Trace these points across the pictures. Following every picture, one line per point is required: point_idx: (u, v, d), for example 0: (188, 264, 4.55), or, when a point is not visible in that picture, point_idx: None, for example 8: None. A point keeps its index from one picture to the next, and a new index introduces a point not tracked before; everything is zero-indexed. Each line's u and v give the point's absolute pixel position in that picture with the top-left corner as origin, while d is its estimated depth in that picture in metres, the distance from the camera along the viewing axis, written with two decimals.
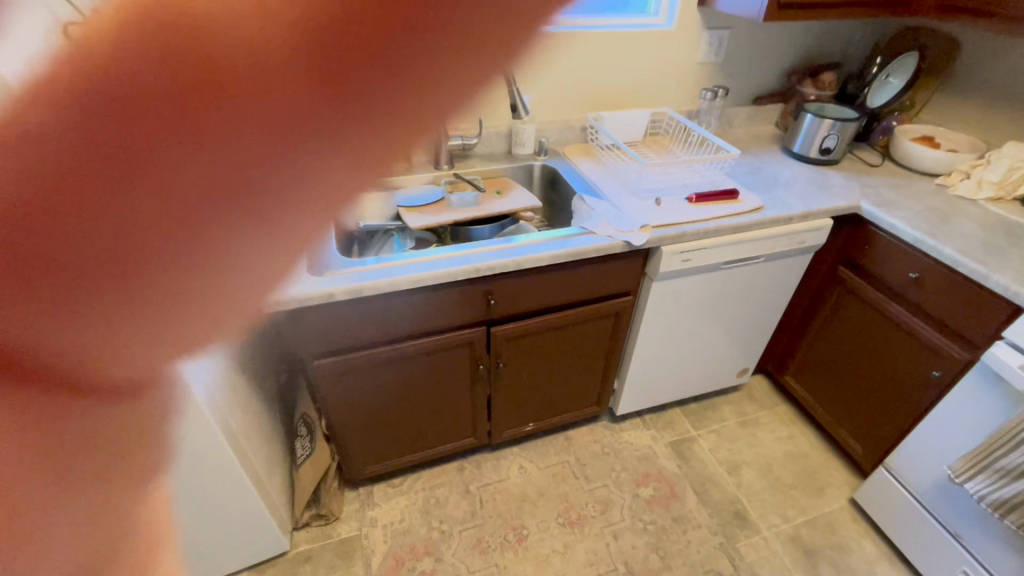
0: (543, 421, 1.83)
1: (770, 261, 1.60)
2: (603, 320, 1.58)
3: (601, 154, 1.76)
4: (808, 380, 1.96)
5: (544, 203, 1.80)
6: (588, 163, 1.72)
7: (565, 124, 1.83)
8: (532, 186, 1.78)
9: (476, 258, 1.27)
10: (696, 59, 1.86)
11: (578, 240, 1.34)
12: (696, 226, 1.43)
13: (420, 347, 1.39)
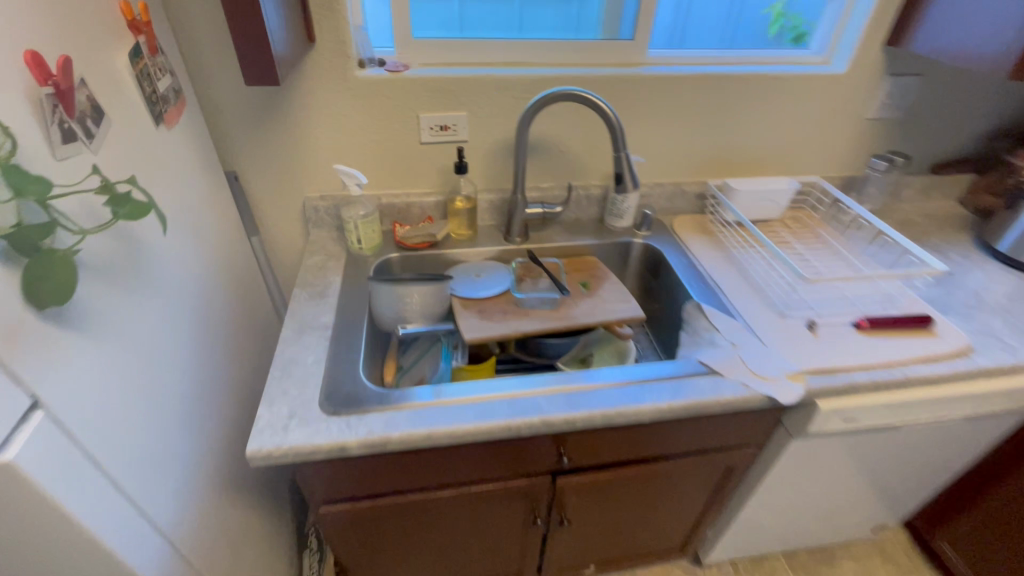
0: (607, 567, 1.42)
1: (969, 420, 1.11)
2: (710, 473, 1.15)
3: (724, 239, 1.33)
4: (976, 558, 1.44)
5: (639, 291, 1.40)
6: (707, 251, 1.29)
7: (676, 190, 1.41)
8: (626, 268, 1.39)
9: (546, 405, 0.89)
10: (866, 115, 1.38)
11: (693, 388, 0.93)
12: (872, 373, 0.98)
13: (458, 499, 1.03)
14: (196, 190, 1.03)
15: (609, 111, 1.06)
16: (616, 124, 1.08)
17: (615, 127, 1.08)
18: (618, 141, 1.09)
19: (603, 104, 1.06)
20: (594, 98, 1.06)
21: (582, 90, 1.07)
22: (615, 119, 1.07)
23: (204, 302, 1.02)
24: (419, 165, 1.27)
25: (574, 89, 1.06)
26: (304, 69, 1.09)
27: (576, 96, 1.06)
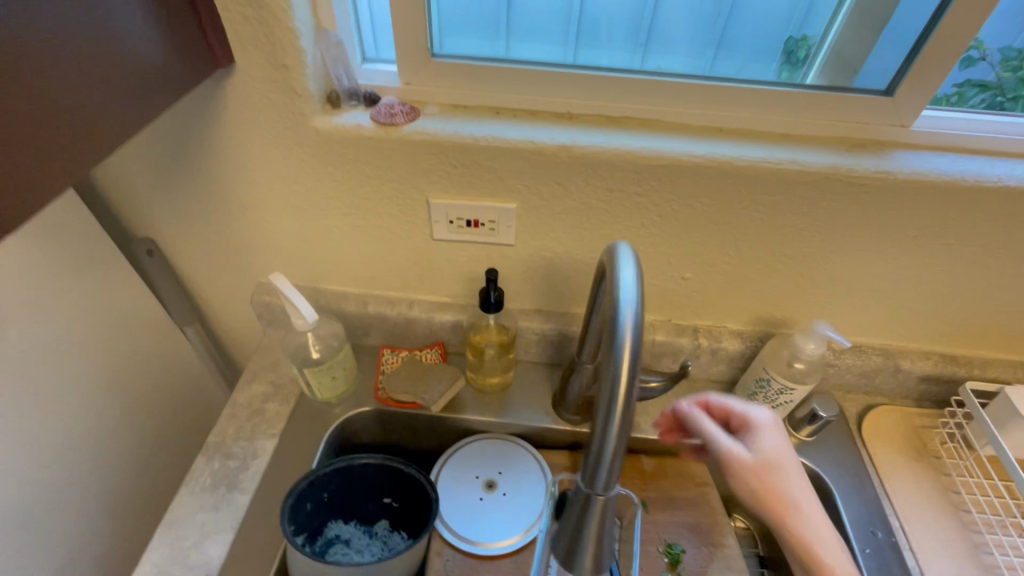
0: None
1: None
2: None
3: (965, 501, 0.70)
4: None
5: (767, 517, 0.82)
6: (927, 527, 0.68)
7: (886, 366, 0.76)
8: None
9: None
10: None
11: None
12: None
13: None
14: (29, 315, 0.61)
15: (608, 388, 0.39)
16: (603, 426, 0.40)
17: (594, 429, 0.40)
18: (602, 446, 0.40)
19: (618, 363, 0.39)
20: (616, 338, 0.40)
21: (621, 298, 0.41)
22: (614, 416, 0.39)
23: (37, 505, 0.62)
24: (430, 268, 0.75)
25: (626, 266, 0.44)
26: (224, 110, 0.59)
27: (608, 304, 0.42)
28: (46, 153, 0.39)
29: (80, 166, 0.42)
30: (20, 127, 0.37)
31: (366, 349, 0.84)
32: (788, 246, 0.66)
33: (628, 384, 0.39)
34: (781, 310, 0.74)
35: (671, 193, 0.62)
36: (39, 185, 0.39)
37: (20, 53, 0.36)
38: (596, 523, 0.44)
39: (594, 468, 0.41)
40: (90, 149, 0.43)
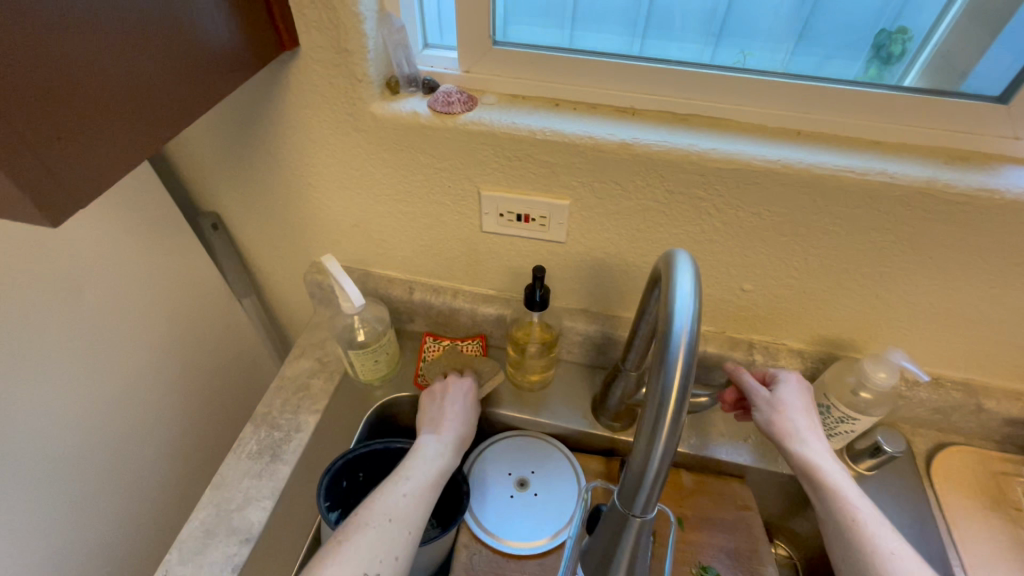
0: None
1: None
2: None
3: None
4: None
5: (811, 547, 0.77)
6: None
7: (967, 403, 0.69)
8: (800, 508, 0.75)
9: None
10: None
11: None
12: None
13: None
14: (103, 279, 0.65)
15: (656, 404, 0.37)
16: (647, 443, 0.37)
17: (637, 446, 0.38)
18: (640, 460, 0.37)
19: (668, 379, 0.37)
20: (668, 352, 0.37)
21: (677, 309, 0.38)
22: (661, 435, 0.37)
23: (98, 454, 0.67)
24: (478, 260, 0.74)
25: (687, 271, 0.41)
26: (287, 92, 0.60)
27: (660, 312, 0.40)
28: (106, 142, 0.40)
29: (140, 148, 0.43)
30: (82, 108, 0.37)
31: (409, 333, 0.85)
32: (864, 264, 0.60)
33: (677, 402, 0.37)
34: (850, 331, 0.68)
35: (738, 199, 0.58)
36: (88, 171, 0.39)
37: (85, 34, 0.36)
38: (630, 545, 0.40)
39: (633, 489, 0.38)
40: (148, 135, 0.44)
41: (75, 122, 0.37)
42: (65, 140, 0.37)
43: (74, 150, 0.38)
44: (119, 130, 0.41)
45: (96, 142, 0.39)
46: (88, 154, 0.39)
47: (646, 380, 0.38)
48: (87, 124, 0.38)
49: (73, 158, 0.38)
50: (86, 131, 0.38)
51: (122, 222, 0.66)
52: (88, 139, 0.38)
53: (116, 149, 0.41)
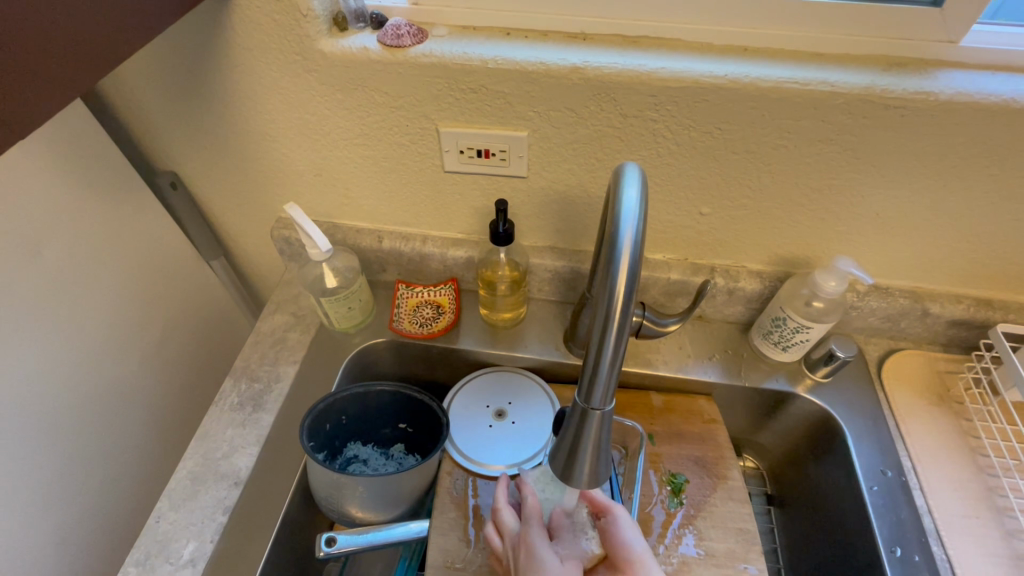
0: None
1: None
2: None
3: (983, 445, 0.69)
4: None
5: (779, 456, 0.82)
6: (940, 467, 0.68)
7: (913, 309, 0.73)
8: (765, 421, 0.80)
9: None
10: None
11: None
12: None
13: None
14: (61, 238, 0.64)
15: (605, 304, 0.39)
16: (600, 340, 0.39)
17: (591, 345, 0.40)
18: (596, 355, 0.40)
19: (615, 280, 0.39)
20: (615, 253, 0.39)
21: (623, 214, 0.40)
22: (612, 332, 0.39)
23: (75, 414, 0.68)
24: (444, 202, 0.74)
25: (633, 181, 0.43)
26: (229, 34, 0.59)
27: (608, 220, 0.41)
28: (44, 84, 0.40)
29: (78, 84, 0.43)
30: (19, 46, 0.37)
31: (382, 284, 0.86)
32: (812, 178, 0.63)
33: (626, 300, 0.39)
34: (803, 248, 0.71)
35: (689, 119, 0.59)
36: (27, 114, 0.39)
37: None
38: (593, 439, 0.43)
39: (591, 382, 0.41)
40: (86, 76, 0.43)
41: (13, 63, 0.37)
42: (7, 77, 0.37)
43: (13, 92, 0.37)
44: (56, 71, 0.40)
45: (35, 85, 0.39)
46: (27, 96, 0.38)
47: (596, 284, 0.40)
48: (24, 64, 0.38)
49: (13, 101, 0.37)
50: (25, 73, 0.38)
51: (73, 179, 0.65)
52: (27, 81, 0.38)
53: (53, 90, 0.41)
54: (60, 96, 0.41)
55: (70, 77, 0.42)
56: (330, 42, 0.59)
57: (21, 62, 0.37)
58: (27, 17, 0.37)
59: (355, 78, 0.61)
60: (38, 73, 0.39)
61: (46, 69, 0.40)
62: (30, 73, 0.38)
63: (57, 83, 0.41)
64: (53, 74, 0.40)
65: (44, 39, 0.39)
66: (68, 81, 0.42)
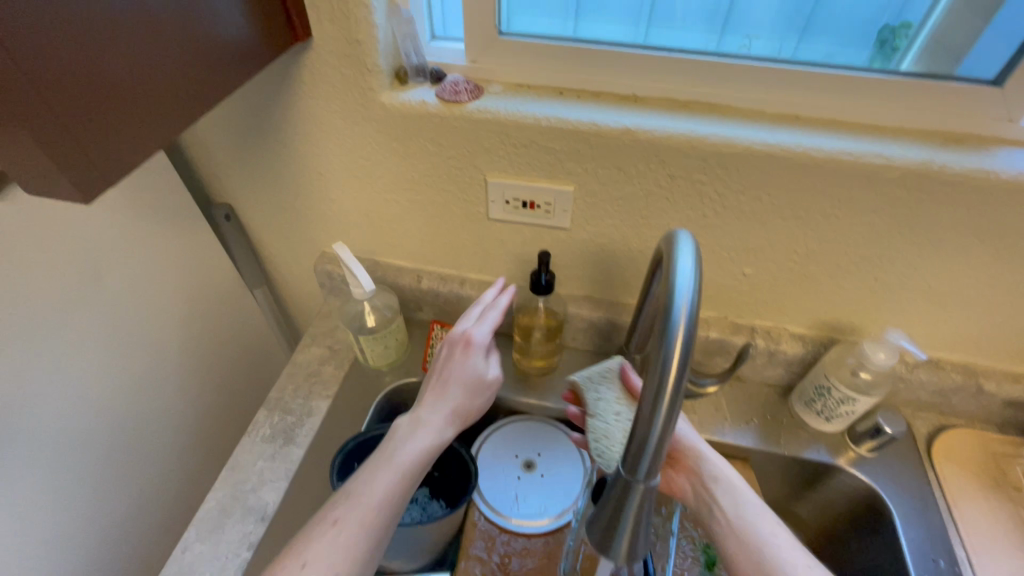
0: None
1: None
2: None
3: None
4: None
5: (816, 530, 0.78)
6: (997, 560, 0.63)
7: (967, 385, 0.70)
8: (803, 491, 0.76)
9: None
10: None
11: None
12: None
13: None
14: (121, 265, 0.67)
15: (658, 374, 0.38)
16: (650, 412, 0.39)
17: (640, 415, 0.39)
18: (644, 427, 0.39)
19: (669, 351, 0.38)
20: (669, 325, 0.39)
21: (678, 285, 0.40)
22: (663, 403, 0.38)
23: (114, 436, 0.69)
24: (485, 248, 0.76)
25: (689, 252, 0.43)
26: (298, 84, 0.62)
27: (662, 288, 0.41)
28: (135, 137, 0.41)
29: (167, 135, 0.45)
30: (111, 104, 0.39)
31: (417, 322, 0.87)
32: (863, 247, 0.61)
33: (679, 371, 0.38)
34: (850, 314, 0.69)
35: (739, 182, 0.59)
36: (118, 165, 0.41)
37: (116, 7, 0.37)
38: (634, 511, 0.42)
39: (638, 454, 0.39)
40: (174, 128, 0.45)
41: (106, 121, 0.39)
42: (99, 133, 0.38)
43: (105, 147, 0.39)
44: (147, 124, 0.42)
45: (127, 139, 0.41)
46: (118, 150, 0.40)
47: (648, 353, 0.39)
48: (117, 120, 0.40)
49: (105, 155, 0.39)
50: (116, 129, 0.40)
51: (139, 208, 0.68)
52: (118, 136, 0.40)
53: (143, 143, 0.42)
54: (148, 148, 0.43)
55: (161, 130, 0.44)
56: (391, 95, 0.62)
57: (114, 119, 0.39)
58: (117, 77, 0.39)
59: (412, 129, 0.63)
60: (130, 127, 0.41)
61: (137, 124, 0.41)
62: (122, 128, 0.40)
63: (147, 137, 0.43)
64: (143, 129, 0.42)
65: (136, 98, 0.41)
66: (158, 134, 0.44)
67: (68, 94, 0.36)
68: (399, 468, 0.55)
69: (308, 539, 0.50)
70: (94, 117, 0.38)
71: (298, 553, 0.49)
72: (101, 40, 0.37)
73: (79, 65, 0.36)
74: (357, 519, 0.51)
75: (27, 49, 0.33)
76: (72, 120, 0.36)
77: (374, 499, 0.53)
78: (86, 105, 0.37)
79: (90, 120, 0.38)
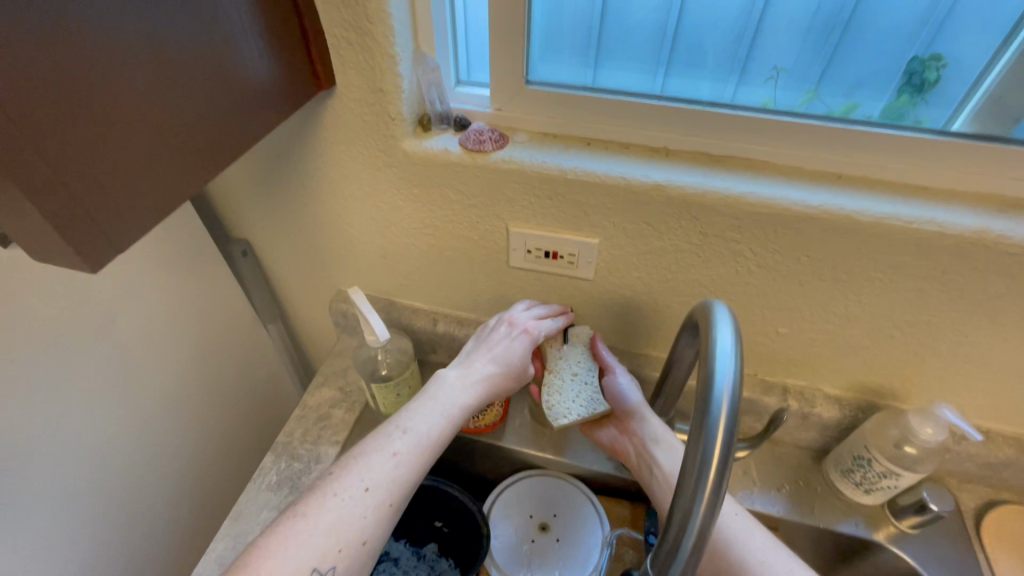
0: None
1: None
2: None
3: None
4: None
5: None
6: None
7: (1020, 461, 0.65)
8: (838, 565, 0.71)
9: None
10: None
11: None
12: None
13: None
14: (136, 306, 0.65)
15: (696, 469, 0.35)
16: (685, 511, 0.35)
17: (676, 512, 0.36)
18: (679, 525, 0.35)
19: (709, 444, 0.35)
20: (709, 415, 0.35)
21: (718, 367, 0.37)
22: (702, 502, 0.35)
23: (121, 484, 0.67)
24: (504, 295, 0.73)
25: (729, 328, 0.39)
26: (320, 129, 0.61)
27: (699, 368, 0.38)
28: (148, 198, 0.40)
29: (184, 192, 0.43)
30: (122, 167, 0.37)
31: (431, 365, 0.84)
32: (908, 313, 0.58)
33: (720, 466, 0.35)
34: (892, 380, 0.65)
35: (776, 243, 0.56)
36: (129, 228, 0.39)
37: (130, 71, 0.37)
38: None
39: (669, 556, 0.36)
40: (191, 184, 0.44)
41: (117, 184, 0.37)
42: (109, 197, 0.37)
43: (115, 209, 0.38)
44: (161, 184, 0.41)
45: (139, 200, 0.39)
46: (130, 212, 0.39)
47: (685, 443, 0.36)
48: (129, 182, 0.38)
49: (115, 218, 0.38)
50: (128, 191, 0.38)
51: (157, 250, 0.67)
52: (130, 198, 0.39)
53: (157, 203, 0.41)
54: (163, 206, 0.42)
55: (176, 187, 0.42)
56: (414, 142, 0.60)
57: (126, 181, 0.38)
58: (130, 139, 0.38)
59: (434, 176, 0.61)
60: (142, 188, 0.39)
61: (152, 183, 0.40)
62: (134, 190, 0.39)
63: (162, 196, 0.41)
64: (158, 188, 0.41)
65: (150, 157, 0.39)
66: (174, 192, 0.42)
67: (75, 161, 0.34)
68: (448, 410, 0.55)
69: (365, 460, 0.49)
70: (104, 181, 0.36)
71: (356, 474, 0.48)
72: (112, 103, 0.36)
73: (87, 129, 0.35)
74: (389, 470, 0.49)
75: (34, 120, 0.32)
76: (79, 185, 0.35)
77: (427, 434, 0.53)
78: (95, 169, 0.36)
79: (100, 184, 0.36)
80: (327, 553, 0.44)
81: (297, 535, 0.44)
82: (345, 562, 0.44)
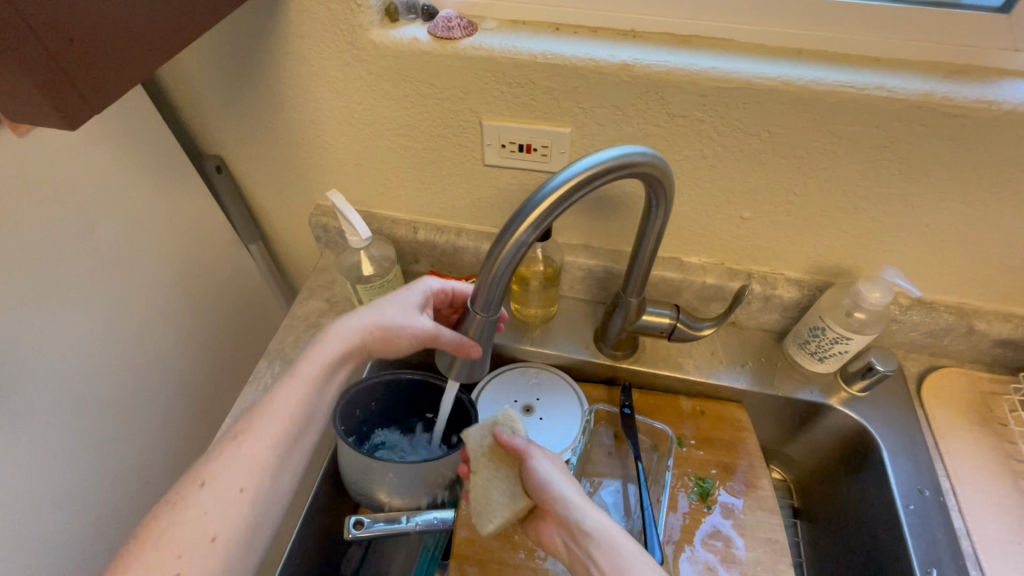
0: None
1: None
2: None
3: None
4: None
5: (807, 467, 0.81)
6: (979, 489, 0.66)
7: (958, 326, 0.71)
8: (795, 431, 0.78)
9: None
10: None
11: None
12: None
13: None
14: (110, 214, 0.66)
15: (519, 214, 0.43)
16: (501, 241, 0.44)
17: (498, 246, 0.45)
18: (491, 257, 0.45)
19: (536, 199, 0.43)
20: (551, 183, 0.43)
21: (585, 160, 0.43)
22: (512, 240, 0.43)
23: (112, 386, 0.69)
24: (481, 196, 0.75)
25: (623, 150, 0.44)
26: (284, 22, 0.60)
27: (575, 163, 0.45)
28: (119, 67, 0.40)
29: (149, 66, 0.43)
30: (97, 30, 0.37)
31: (414, 275, 0.87)
32: (862, 186, 0.61)
33: (534, 220, 0.43)
34: (846, 257, 0.70)
35: (738, 120, 0.58)
36: (100, 94, 0.40)
37: None
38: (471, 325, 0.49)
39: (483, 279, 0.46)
40: (157, 59, 0.44)
41: (92, 48, 0.37)
42: (84, 58, 0.37)
43: (89, 74, 0.38)
44: (130, 54, 0.41)
45: (110, 68, 0.39)
46: (100, 79, 0.39)
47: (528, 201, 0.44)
48: (102, 49, 0.38)
49: (88, 82, 0.38)
50: (100, 56, 0.38)
51: (125, 157, 0.67)
52: (101, 64, 0.39)
53: (127, 74, 0.41)
54: (132, 79, 0.42)
55: (144, 62, 0.42)
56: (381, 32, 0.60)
57: (99, 48, 0.38)
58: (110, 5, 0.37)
59: (404, 69, 0.62)
60: (115, 58, 0.39)
61: (122, 53, 0.40)
62: (107, 57, 0.39)
63: (132, 67, 0.41)
64: (127, 59, 0.41)
65: (125, 26, 0.39)
66: (141, 66, 0.42)
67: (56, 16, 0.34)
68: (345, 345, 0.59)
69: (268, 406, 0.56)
70: (80, 42, 0.36)
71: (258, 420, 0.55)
72: None
73: None
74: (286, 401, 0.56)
75: None
76: (55, 42, 0.35)
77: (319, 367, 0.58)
78: (72, 27, 0.36)
79: (76, 45, 0.36)
80: (236, 481, 0.51)
81: (202, 501, 0.50)
82: (244, 496, 0.51)
